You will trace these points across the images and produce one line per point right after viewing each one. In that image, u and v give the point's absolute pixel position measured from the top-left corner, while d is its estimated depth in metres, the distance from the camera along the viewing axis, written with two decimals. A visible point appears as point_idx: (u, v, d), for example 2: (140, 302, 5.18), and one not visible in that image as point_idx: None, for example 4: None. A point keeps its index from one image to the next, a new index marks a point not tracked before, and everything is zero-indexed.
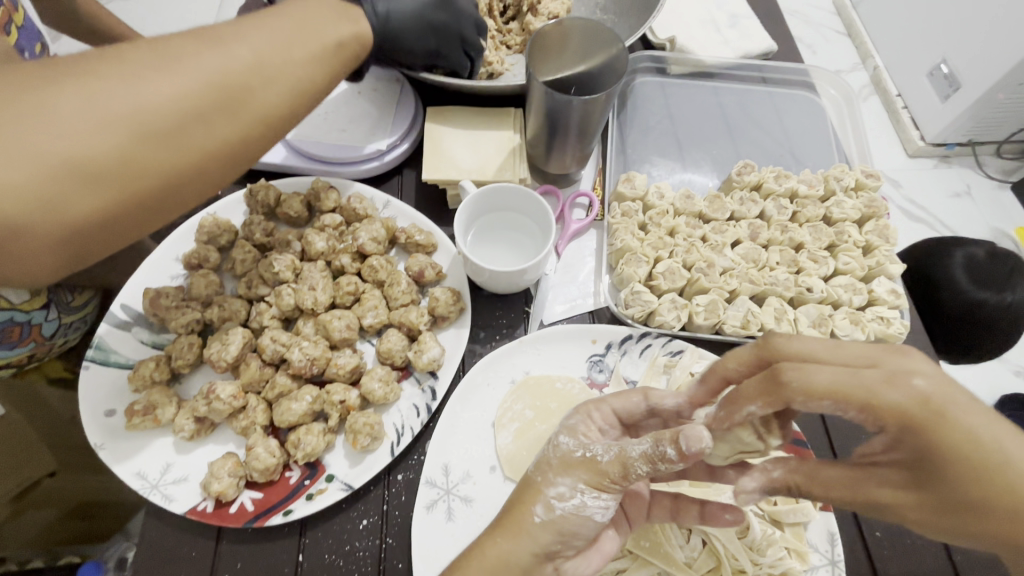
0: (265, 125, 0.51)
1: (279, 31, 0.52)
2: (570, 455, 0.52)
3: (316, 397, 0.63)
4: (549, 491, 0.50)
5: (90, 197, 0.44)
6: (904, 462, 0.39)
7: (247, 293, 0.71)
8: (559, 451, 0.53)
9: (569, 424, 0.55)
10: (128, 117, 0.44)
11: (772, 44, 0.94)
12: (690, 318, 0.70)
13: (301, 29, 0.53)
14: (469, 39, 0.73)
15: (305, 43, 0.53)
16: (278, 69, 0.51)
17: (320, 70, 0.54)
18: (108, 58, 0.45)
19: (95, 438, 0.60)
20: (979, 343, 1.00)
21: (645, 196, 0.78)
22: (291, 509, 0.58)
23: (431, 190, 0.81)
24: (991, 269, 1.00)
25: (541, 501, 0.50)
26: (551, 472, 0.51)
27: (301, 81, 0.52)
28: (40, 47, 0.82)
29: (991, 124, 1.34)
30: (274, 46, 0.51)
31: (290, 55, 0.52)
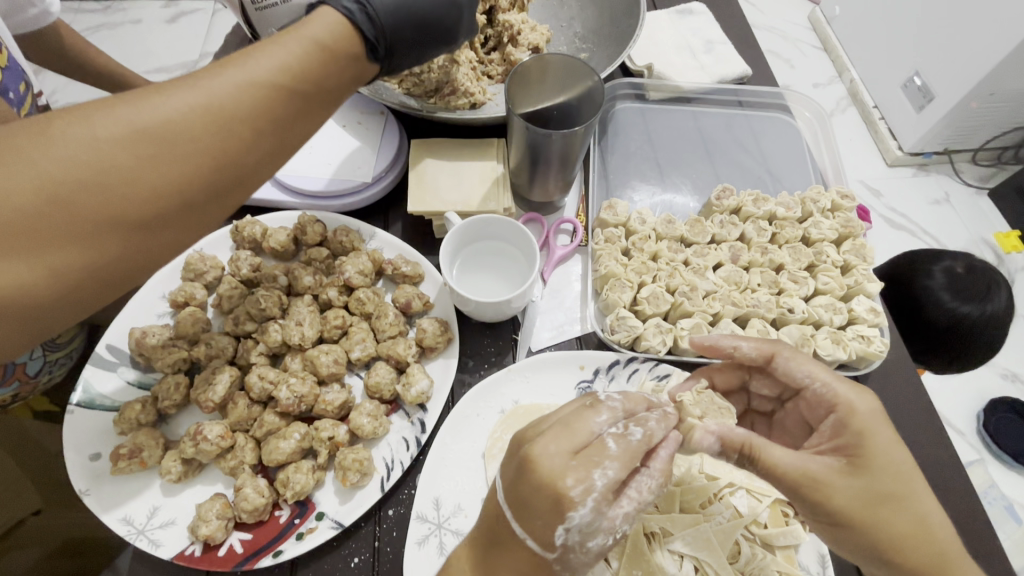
0: (247, 188, 0.48)
1: (271, 90, 0.44)
2: (604, 545, 0.49)
3: (305, 434, 0.63)
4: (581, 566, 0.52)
5: (57, 278, 0.41)
6: (843, 450, 0.49)
7: (234, 329, 0.70)
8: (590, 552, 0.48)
9: (593, 529, 0.47)
10: (101, 205, 0.41)
11: (747, 68, 0.96)
12: (676, 342, 0.72)
13: (291, 85, 0.45)
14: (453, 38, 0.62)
15: (302, 98, 0.46)
16: (269, 134, 0.46)
17: (314, 122, 0.49)
18: (71, 141, 0.40)
19: (80, 484, 0.60)
20: (958, 352, 1.03)
21: (627, 222, 0.80)
22: (280, 550, 0.58)
23: (417, 221, 0.82)
24: (971, 281, 1.01)
25: None
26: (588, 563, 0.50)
27: (291, 142, 0.48)
28: (25, 86, 0.83)
29: (965, 133, 1.38)
30: (259, 114, 0.44)
31: (279, 122, 0.46)
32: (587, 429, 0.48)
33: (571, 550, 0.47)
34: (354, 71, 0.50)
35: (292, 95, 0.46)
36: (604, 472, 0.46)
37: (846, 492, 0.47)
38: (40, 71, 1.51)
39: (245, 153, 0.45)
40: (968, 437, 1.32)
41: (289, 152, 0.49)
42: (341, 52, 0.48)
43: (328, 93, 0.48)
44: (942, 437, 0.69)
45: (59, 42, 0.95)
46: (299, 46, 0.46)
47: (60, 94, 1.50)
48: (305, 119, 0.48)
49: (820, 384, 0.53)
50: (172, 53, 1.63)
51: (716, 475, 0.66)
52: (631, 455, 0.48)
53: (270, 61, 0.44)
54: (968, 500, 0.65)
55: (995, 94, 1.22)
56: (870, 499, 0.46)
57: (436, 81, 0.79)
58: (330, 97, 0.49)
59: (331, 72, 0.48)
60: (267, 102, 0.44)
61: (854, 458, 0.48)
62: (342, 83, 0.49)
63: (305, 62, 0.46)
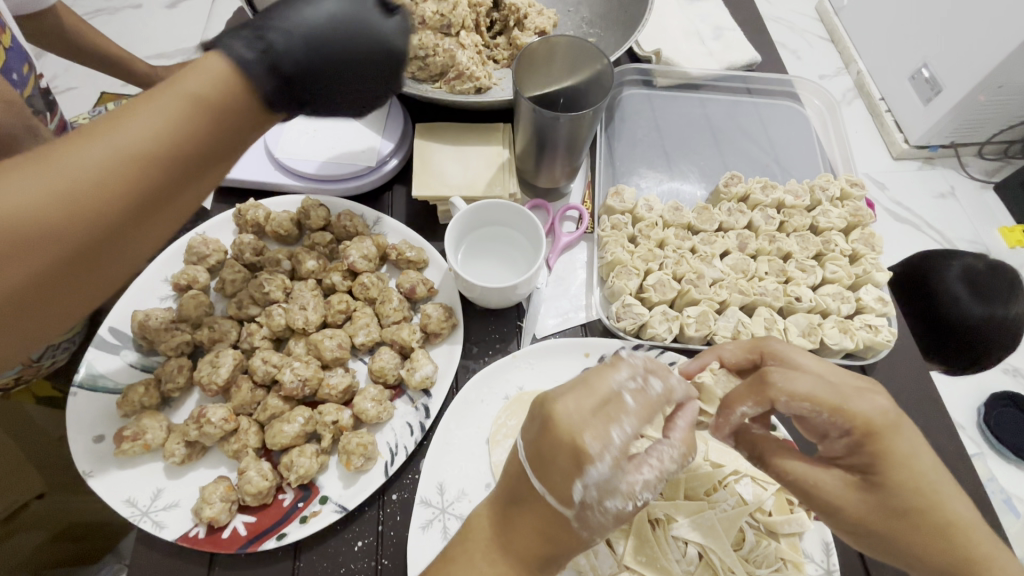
0: (128, 264, 0.42)
1: (143, 169, 0.38)
2: (625, 512, 0.48)
3: (309, 418, 0.63)
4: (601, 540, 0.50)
5: None
6: (858, 467, 0.47)
7: (237, 313, 0.70)
8: (612, 515, 0.47)
9: (609, 486, 0.46)
10: None
11: (755, 55, 0.95)
12: (682, 329, 0.71)
13: (168, 158, 0.38)
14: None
15: (184, 169, 0.40)
16: (146, 213, 0.39)
17: (206, 187, 0.43)
18: None
19: (83, 465, 0.60)
20: (977, 351, 1.01)
21: (633, 209, 0.79)
22: (285, 533, 0.58)
23: (421, 205, 0.81)
24: (990, 279, 1.02)
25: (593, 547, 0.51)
26: (608, 530, 0.48)
27: (177, 213, 0.42)
28: (28, 67, 0.82)
29: (973, 125, 1.36)
30: (138, 195, 0.38)
31: (164, 198, 0.40)
32: (605, 384, 0.49)
33: (590, 510, 0.46)
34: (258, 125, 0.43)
35: (167, 168, 0.39)
36: (622, 427, 0.46)
37: (859, 507, 0.46)
38: (41, 54, 1.50)
39: (129, 237, 0.39)
40: (967, 431, 1.32)
41: (175, 221, 0.42)
42: (236, 106, 0.41)
43: (226, 155, 0.42)
44: (946, 428, 0.68)
45: (59, 22, 0.93)
46: (181, 106, 0.39)
47: (59, 79, 1.48)
48: (196, 189, 0.41)
49: (830, 412, 0.46)
50: (170, 39, 1.61)
51: (721, 463, 0.66)
52: (648, 409, 0.48)
53: (146, 129, 0.38)
54: (972, 491, 0.65)
55: (1003, 87, 1.21)
56: (878, 511, 0.46)
57: (442, 64, 0.79)
58: (225, 158, 0.42)
59: (222, 136, 0.41)
60: (147, 177, 0.38)
61: (873, 476, 0.46)
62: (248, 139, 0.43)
63: (183, 129, 0.38)
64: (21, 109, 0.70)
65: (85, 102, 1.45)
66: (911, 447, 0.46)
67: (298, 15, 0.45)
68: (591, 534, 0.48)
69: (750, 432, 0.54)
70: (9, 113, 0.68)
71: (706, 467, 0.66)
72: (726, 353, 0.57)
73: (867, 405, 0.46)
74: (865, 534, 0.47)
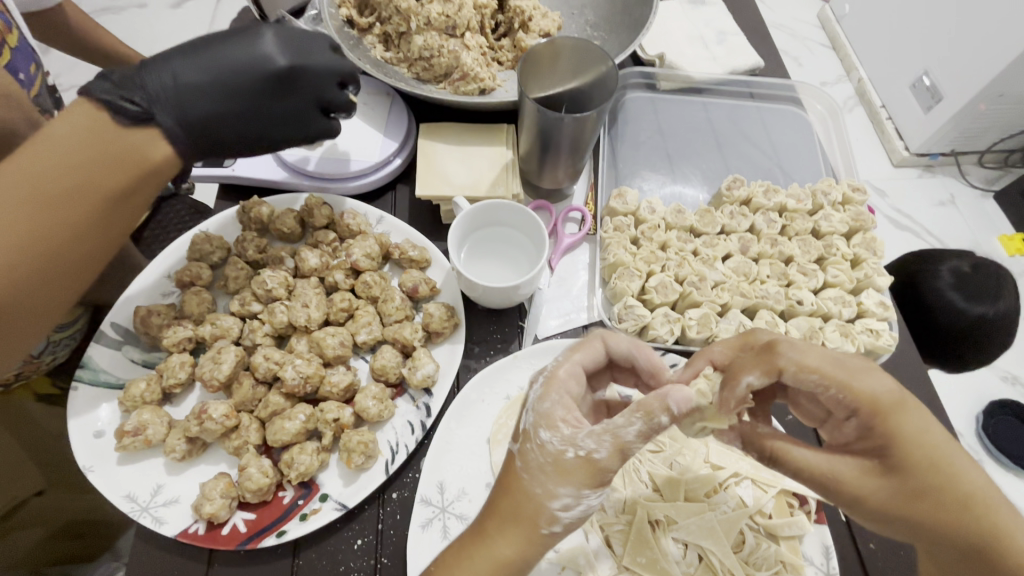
0: (66, 284, 0.54)
1: (55, 201, 0.50)
2: (562, 457, 0.47)
3: (310, 415, 0.63)
4: (553, 504, 0.47)
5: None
6: (875, 451, 0.47)
7: (240, 310, 0.70)
8: (548, 453, 0.48)
9: (546, 411, 0.51)
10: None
11: (759, 60, 0.95)
12: (683, 331, 0.71)
13: (74, 191, 0.51)
14: (331, 101, 0.68)
15: (87, 201, 0.52)
16: (63, 236, 0.51)
17: (113, 220, 0.55)
18: None
19: (84, 460, 0.60)
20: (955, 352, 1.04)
21: (636, 211, 0.79)
22: (284, 530, 0.58)
23: (425, 206, 0.82)
24: (978, 279, 1.05)
25: (545, 517, 0.47)
26: (551, 483, 0.47)
27: (92, 240, 0.54)
28: (35, 66, 0.82)
29: (974, 134, 1.37)
30: (28, 228, 0.49)
31: (53, 230, 0.51)
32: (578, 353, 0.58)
33: (528, 442, 0.49)
34: (126, 167, 0.54)
35: (75, 200, 0.51)
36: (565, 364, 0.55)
37: (878, 495, 0.46)
38: (47, 51, 1.50)
39: (34, 270, 0.51)
40: (966, 438, 1.32)
41: (93, 248, 0.55)
42: (101, 143, 0.53)
43: (97, 192, 0.53)
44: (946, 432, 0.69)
45: (66, 21, 0.94)
46: (55, 150, 0.51)
47: (63, 77, 1.49)
48: (78, 222, 0.52)
49: (838, 388, 0.48)
50: (174, 39, 1.61)
51: (722, 465, 0.66)
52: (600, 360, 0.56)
53: (30, 173, 0.50)
54: None
55: (1005, 96, 1.21)
56: (904, 497, 0.45)
57: (447, 65, 0.81)
58: (122, 193, 0.54)
59: (115, 174, 0.53)
60: (36, 217, 0.50)
61: (890, 460, 0.46)
62: (121, 180, 0.54)
63: (82, 168, 0.52)
64: (26, 106, 0.70)
65: None
66: (922, 422, 0.46)
67: (187, 57, 0.61)
68: (532, 479, 0.48)
69: (756, 433, 0.52)
70: (14, 110, 0.68)
71: (707, 469, 0.66)
72: (715, 355, 0.55)
73: (877, 383, 0.48)
74: (902, 526, 0.46)
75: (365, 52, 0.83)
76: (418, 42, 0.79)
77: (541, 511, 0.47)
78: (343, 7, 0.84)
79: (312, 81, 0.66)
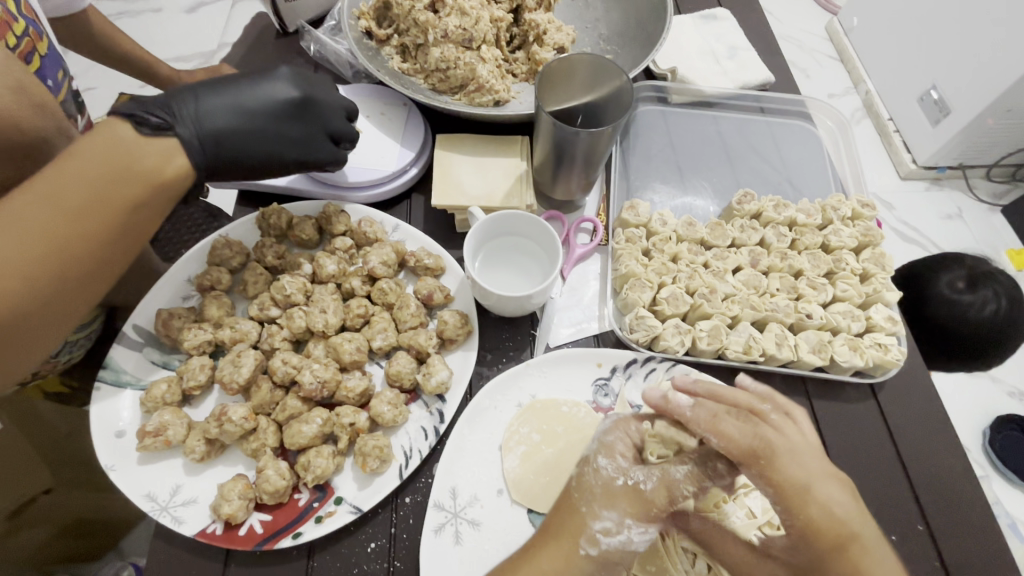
0: (80, 293, 0.54)
1: (80, 208, 0.51)
2: (612, 483, 0.54)
3: (326, 419, 0.64)
4: (595, 526, 0.52)
5: None
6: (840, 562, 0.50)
7: (258, 315, 0.71)
8: (602, 477, 0.55)
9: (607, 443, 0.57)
10: None
11: (769, 75, 0.97)
12: (694, 343, 0.72)
13: (100, 201, 0.52)
14: (338, 131, 0.72)
15: (105, 211, 0.53)
16: (85, 244, 0.52)
17: (129, 233, 0.56)
18: None
19: (105, 459, 0.61)
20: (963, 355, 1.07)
21: (648, 223, 0.81)
22: (300, 532, 0.59)
23: (439, 214, 0.83)
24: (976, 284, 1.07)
25: (586, 535, 0.52)
26: (597, 504, 0.53)
27: (109, 250, 0.54)
28: (62, 72, 0.85)
29: (981, 149, 1.38)
30: (45, 239, 0.50)
31: (69, 243, 0.51)
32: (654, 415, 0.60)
33: (587, 465, 0.56)
34: (141, 179, 0.54)
35: (96, 211, 0.52)
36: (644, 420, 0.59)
37: None
38: (67, 53, 1.53)
39: (52, 278, 0.51)
40: (972, 452, 1.32)
41: (110, 258, 0.55)
42: (125, 157, 0.54)
43: (113, 204, 0.53)
44: (954, 447, 0.69)
45: (89, 27, 0.96)
46: (84, 162, 0.52)
47: (80, 79, 1.52)
48: (93, 234, 0.52)
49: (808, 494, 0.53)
50: (187, 44, 1.64)
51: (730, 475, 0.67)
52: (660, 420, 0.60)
53: (53, 189, 0.51)
54: (981, 509, 0.66)
55: (1012, 112, 1.22)
56: None
57: (462, 77, 0.83)
58: (138, 206, 0.55)
59: (135, 187, 0.54)
60: (60, 225, 0.51)
61: None
62: (136, 192, 0.54)
63: (105, 180, 0.53)
64: (55, 112, 0.72)
65: (106, 102, 1.49)
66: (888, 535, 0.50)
67: (209, 85, 0.64)
68: (582, 498, 0.54)
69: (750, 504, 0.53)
70: (46, 117, 0.70)
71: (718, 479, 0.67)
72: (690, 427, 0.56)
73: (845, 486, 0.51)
74: None
75: (383, 63, 0.85)
76: (436, 54, 0.81)
77: (585, 528, 0.52)
78: (362, 18, 0.86)
79: (323, 112, 0.70)
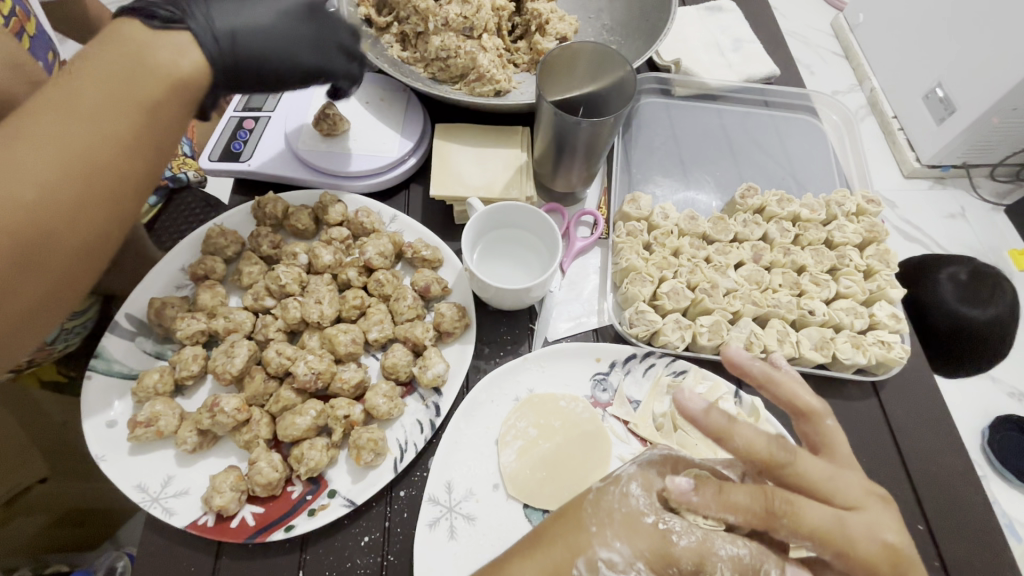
0: (124, 197, 0.51)
1: (108, 99, 0.48)
2: (638, 518, 0.50)
3: (320, 411, 0.63)
4: (599, 552, 0.48)
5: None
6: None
7: (253, 305, 0.70)
8: (629, 504, 0.50)
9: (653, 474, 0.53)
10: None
11: (774, 68, 0.95)
12: (694, 338, 0.71)
13: (129, 97, 0.49)
14: (352, 37, 0.66)
15: (130, 104, 0.49)
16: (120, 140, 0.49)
17: (161, 130, 0.52)
18: None
19: (95, 449, 0.60)
20: (969, 355, 1.07)
21: (649, 217, 0.79)
22: (292, 525, 0.58)
23: (437, 206, 0.82)
24: (977, 286, 1.06)
25: (586, 557, 0.48)
26: (610, 532, 0.49)
27: (148, 151, 0.52)
28: (54, 55, 0.83)
29: (987, 147, 1.36)
30: (70, 141, 0.46)
31: (101, 139, 0.48)
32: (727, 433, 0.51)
33: (615, 487, 0.52)
34: (157, 75, 0.50)
35: (125, 107, 0.49)
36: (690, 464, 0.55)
37: None
38: (64, 41, 1.51)
39: (92, 178, 0.48)
40: (971, 453, 1.32)
41: (148, 161, 0.52)
42: (141, 48, 0.50)
43: (137, 102, 0.49)
44: (955, 448, 0.68)
45: (84, 11, 0.94)
46: (103, 58, 0.49)
47: None
48: (116, 137, 0.48)
49: None
50: None
51: None
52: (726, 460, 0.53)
53: (70, 89, 0.47)
54: (983, 511, 0.65)
55: (1018, 110, 1.20)
56: None
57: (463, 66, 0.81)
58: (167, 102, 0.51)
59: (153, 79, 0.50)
60: (90, 121, 0.47)
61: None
62: (155, 89, 0.50)
63: (127, 74, 0.49)
64: None
65: None
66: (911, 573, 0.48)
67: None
68: (593, 517, 0.50)
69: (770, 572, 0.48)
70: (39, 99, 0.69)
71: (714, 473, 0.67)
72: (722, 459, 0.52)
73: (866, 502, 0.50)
74: None
75: (382, 51, 0.83)
76: (436, 43, 0.80)
77: (589, 548, 0.48)
78: (362, 5, 0.85)
79: (333, 17, 0.65)
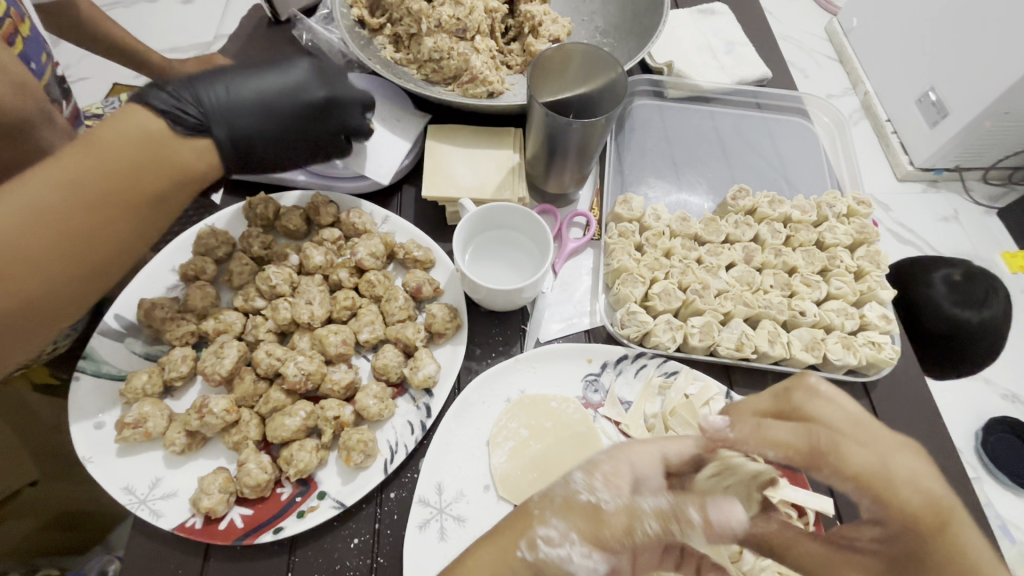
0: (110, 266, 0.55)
1: (116, 183, 0.53)
2: (575, 497, 0.48)
3: (310, 412, 0.63)
4: (538, 529, 0.46)
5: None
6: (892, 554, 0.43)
7: (243, 305, 0.70)
8: (568, 488, 0.48)
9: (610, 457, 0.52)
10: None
11: (766, 71, 0.96)
12: (685, 339, 0.71)
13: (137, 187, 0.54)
14: (356, 128, 0.70)
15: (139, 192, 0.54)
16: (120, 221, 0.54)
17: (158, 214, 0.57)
18: None
19: (83, 450, 0.60)
20: (962, 357, 1.07)
21: (641, 218, 0.80)
22: (281, 527, 0.58)
23: (429, 207, 0.82)
24: (968, 287, 1.07)
25: (527, 537, 0.46)
26: (550, 510, 0.47)
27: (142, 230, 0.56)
28: (46, 56, 0.83)
29: (979, 151, 1.37)
30: (66, 215, 0.50)
31: (104, 217, 0.52)
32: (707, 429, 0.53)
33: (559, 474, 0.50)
34: (167, 168, 0.56)
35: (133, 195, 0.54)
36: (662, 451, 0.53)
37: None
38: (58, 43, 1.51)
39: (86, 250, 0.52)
40: (964, 454, 1.32)
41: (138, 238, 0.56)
42: (159, 145, 0.56)
43: (143, 189, 0.55)
44: (945, 448, 0.69)
45: (78, 12, 0.94)
46: (118, 143, 0.54)
47: (72, 68, 1.49)
48: (120, 217, 0.53)
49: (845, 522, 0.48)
50: (182, 34, 1.62)
51: None
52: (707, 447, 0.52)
53: (81, 168, 0.51)
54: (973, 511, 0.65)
55: (1009, 113, 1.21)
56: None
57: (456, 68, 0.81)
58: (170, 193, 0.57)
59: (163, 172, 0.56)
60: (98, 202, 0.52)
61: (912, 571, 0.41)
62: (160, 180, 0.56)
63: (139, 164, 0.54)
64: (38, 96, 0.71)
65: (97, 93, 1.46)
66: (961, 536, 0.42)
67: (240, 81, 0.64)
68: (538, 501, 0.48)
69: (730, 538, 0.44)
70: (29, 100, 0.69)
71: None
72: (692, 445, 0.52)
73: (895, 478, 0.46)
74: None
75: (375, 52, 0.83)
76: (428, 44, 0.80)
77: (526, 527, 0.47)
78: (355, 7, 0.85)
79: (343, 111, 0.69)
